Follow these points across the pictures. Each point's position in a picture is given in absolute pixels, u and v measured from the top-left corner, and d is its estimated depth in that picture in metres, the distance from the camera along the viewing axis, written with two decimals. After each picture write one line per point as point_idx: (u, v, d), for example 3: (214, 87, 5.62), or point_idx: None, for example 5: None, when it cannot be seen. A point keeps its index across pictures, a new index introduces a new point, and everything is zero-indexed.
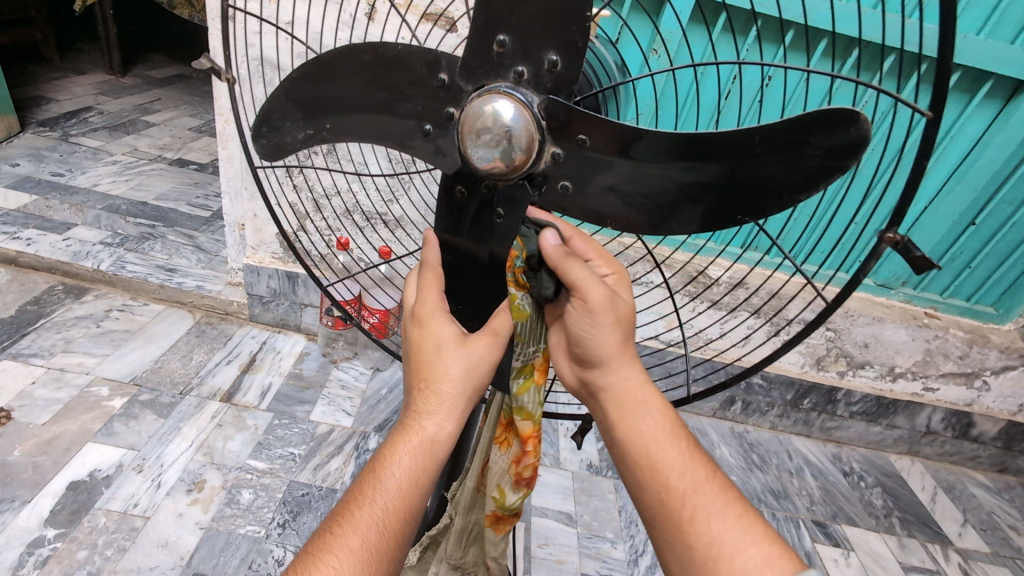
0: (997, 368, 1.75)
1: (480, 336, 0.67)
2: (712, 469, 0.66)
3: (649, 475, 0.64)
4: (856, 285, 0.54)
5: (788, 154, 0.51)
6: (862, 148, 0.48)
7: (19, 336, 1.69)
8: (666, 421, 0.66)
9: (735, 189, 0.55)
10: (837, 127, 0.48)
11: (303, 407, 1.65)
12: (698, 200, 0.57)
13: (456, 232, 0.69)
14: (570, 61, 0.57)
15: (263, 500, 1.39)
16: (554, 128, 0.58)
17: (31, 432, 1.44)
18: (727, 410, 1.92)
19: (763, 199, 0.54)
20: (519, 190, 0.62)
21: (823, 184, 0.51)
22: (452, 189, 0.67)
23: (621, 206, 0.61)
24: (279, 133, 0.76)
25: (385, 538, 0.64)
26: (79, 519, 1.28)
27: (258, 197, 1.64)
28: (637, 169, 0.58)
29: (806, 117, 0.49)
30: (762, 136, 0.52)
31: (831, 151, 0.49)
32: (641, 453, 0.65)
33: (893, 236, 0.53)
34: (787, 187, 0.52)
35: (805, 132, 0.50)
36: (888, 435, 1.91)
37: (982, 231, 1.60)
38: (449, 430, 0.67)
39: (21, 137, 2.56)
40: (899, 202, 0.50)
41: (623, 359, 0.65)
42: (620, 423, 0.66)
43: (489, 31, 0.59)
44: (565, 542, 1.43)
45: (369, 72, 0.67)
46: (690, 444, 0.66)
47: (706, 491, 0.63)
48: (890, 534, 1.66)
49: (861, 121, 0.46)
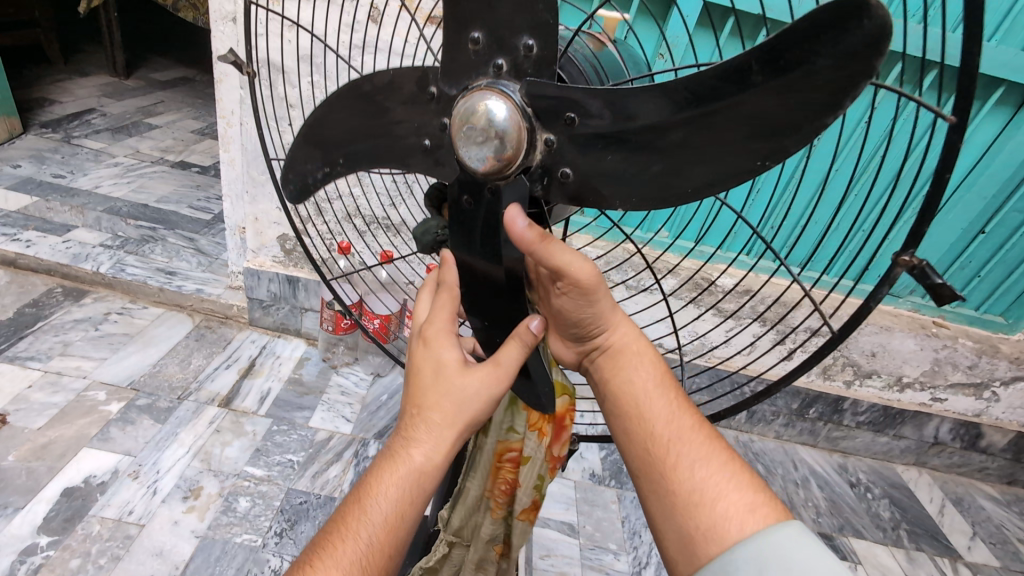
0: (1006, 379, 1.72)
1: (480, 367, 0.66)
2: (700, 421, 0.66)
3: (636, 424, 0.66)
4: (870, 306, 0.52)
5: (794, 78, 0.45)
6: (885, 41, 0.41)
7: (16, 339, 1.68)
8: (659, 374, 0.68)
9: (749, 128, 0.49)
10: (844, 28, 0.42)
11: (302, 413, 1.63)
12: (708, 154, 0.52)
13: (465, 248, 0.66)
14: (546, 41, 0.54)
15: (260, 508, 1.37)
16: (539, 113, 0.56)
17: (26, 438, 1.42)
18: (732, 419, 1.90)
19: (780, 133, 0.48)
20: (517, 185, 0.59)
21: (848, 99, 0.44)
22: (459, 202, 0.64)
23: (629, 178, 0.57)
24: (304, 175, 0.76)
25: (365, 573, 0.64)
26: (73, 527, 1.26)
27: (259, 201, 1.62)
28: (645, 131, 0.54)
29: (804, 25, 0.44)
30: (761, 62, 0.47)
31: (847, 57, 0.43)
32: (631, 404, 0.67)
33: (910, 259, 0.51)
34: (804, 113, 0.46)
35: (811, 43, 0.44)
36: (895, 446, 1.88)
37: (991, 240, 1.57)
38: (437, 461, 0.65)
39: (23, 138, 2.55)
40: (917, 221, 0.48)
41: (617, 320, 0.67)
42: (614, 380, 0.68)
43: (462, 31, 0.57)
44: (567, 553, 1.40)
45: (368, 100, 0.66)
46: (681, 396, 0.68)
47: (691, 438, 0.64)
48: (898, 547, 1.63)
49: (873, 5, 0.40)
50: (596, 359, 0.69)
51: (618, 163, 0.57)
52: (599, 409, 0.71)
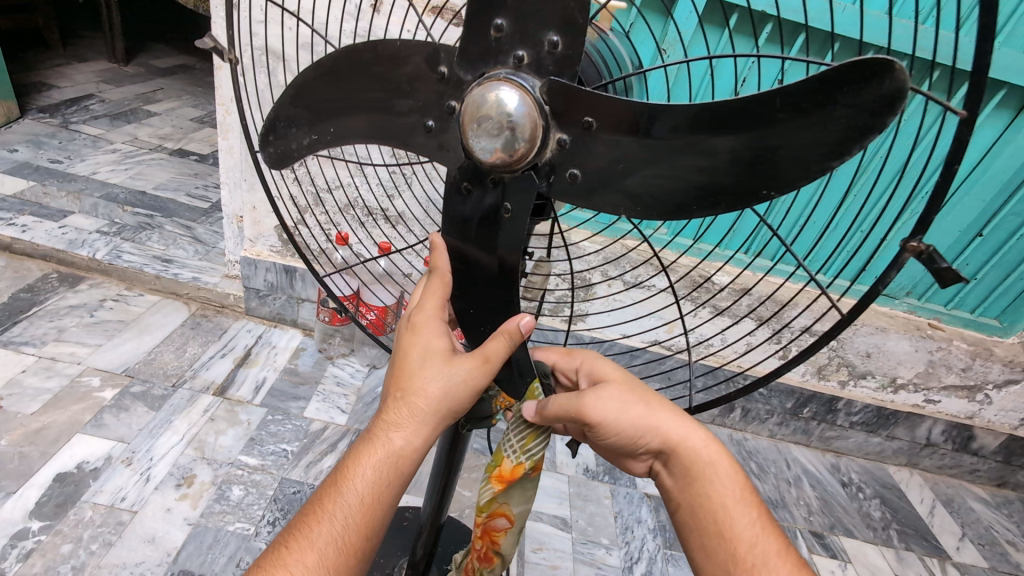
0: (1000, 381, 1.73)
1: (466, 358, 0.67)
2: (779, 534, 0.66)
3: (719, 546, 0.64)
4: (875, 293, 0.51)
5: (814, 119, 0.47)
6: (900, 102, 0.43)
7: (10, 324, 1.67)
8: (738, 486, 0.65)
9: (758, 159, 0.51)
10: (864, 82, 0.44)
11: (297, 403, 1.63)
12: (712, 179, 0.54)
13: (459, 238, 0.68)
14: (571, 41, 0.54)
15: (253, 497, 1.37)
16: (557, 111, 0.56)
17: (19, 422, 1.42)
18: (726, 417, 1.90)
19: (790, 171, 0.50)
20: (525, 180, 0.60)
21: (858, 147, 0.46)
22: (458, 187, 0.65)
23: (631, 198, 0.59)
24: (285, 140, 0.75)
25: (341, 553, 0.65)
26: (65, 512, 1.26)
27: (257, 189, 1.62)
28: (657, 147, 0.55)
29: (830, 73, 0.46)
30: (784, 100, 0.48)
31: (862, 109, 0.45)
32: (711, 519, 0.64)
33: (917, 246, 0.51)
34: (816, 155, 0.48)
35: (833, 90, 0.46)
36: (888, 446, 1.89)
37: (989, 242, 1.57)
38: (417, 445, 0.66)
39: (20, 123, 2.53)
40: (926, 206, 0.48)
41: (669, 433, 0.65)
42: (691, 492, 0.65)
43: (485, 15, 0.56)
44: (559, 547, 1.41)
45: (368, 71, 0.65)
46: (759, 514, 0.66)
47: (773, 562, 0.64)
48: (888, 547, 1.64)
49: (895, 70, 0.42)
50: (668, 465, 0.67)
51: (619, 177, 0.58)
52: (674, 516, 0.68)
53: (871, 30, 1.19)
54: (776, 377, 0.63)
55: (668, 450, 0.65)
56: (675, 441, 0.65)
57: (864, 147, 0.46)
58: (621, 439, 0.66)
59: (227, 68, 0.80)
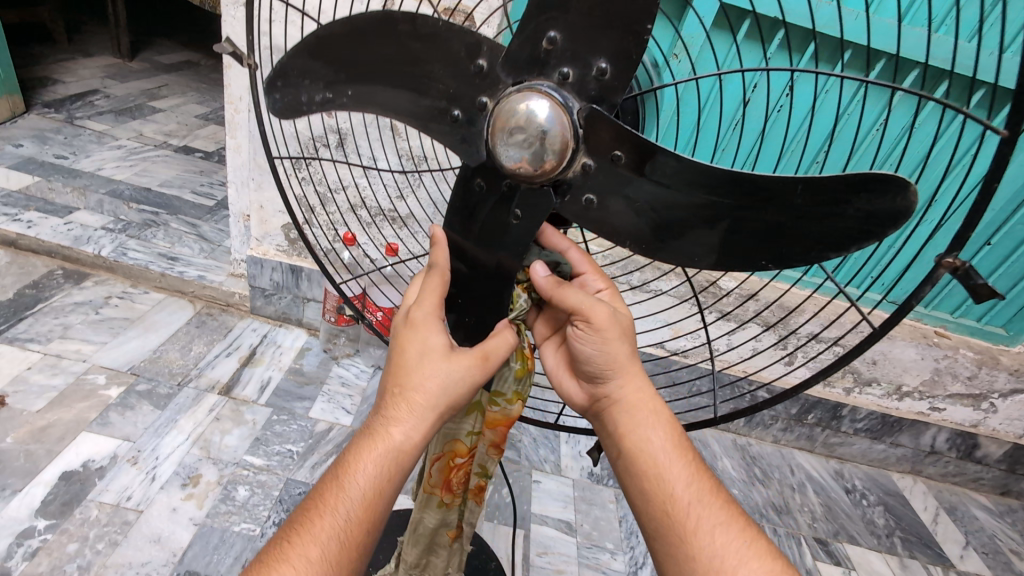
0: (1005, 391, 1.73)
1: (468, 355, 0.67)
2: (714, 483, 0.70)
3: (656, 487, 0.67)
4: (908, 309, 0.52)
5: (826, 212, 0.52)
6: (904, 220, 0.49)
7: (15, 320, 1.67)
8: (671, 434, 0.69)
9: (761, 232, 0.56)
10: (882, 194, 0.49)
11: (302, 403, 1.62)
12: (720, 221, 0.57)
13: (462, 229, 0.69)
14: (620, 71, 0.54)
15: (259, 497, 1.37)
16: (589, 136, 0.57)
17: (25, 420, 1.41)
18: (730, 422, 1.90)
19: (792, 248, 0.55)
20: (540, 194, 0.61)
21: (854, 248, 0.52)
22: (472, 183, 0.66)
23: (634, 234, 0.61)
24: (296, 90, 0.72)
25: (345, 547, 0.64)
26: (71, 511, 1.26)
27: (265, 188, 1.61)
28: (678, 194, 0.57)
29: (855, 177, 0.49)
30: (808, 187, 0.52)
31: (871, 216, 0.50)
32: (650, 464, 0.68)
33: (953, 261, 0.51)
34: (819, 245, 0.54)
35: (851, 193, 0.50)
36: (892, 453, 1.89)
37: (997, 252, 1.57)
38: (416, 441, 0.66)
39: (26, 118, 2.53)
40: (962, 226, 0.48)
41: (633, 374, 0.69)
42: (631, 439, 0.69)
43: (539, 25, 0.56)
44: (564, 551, 1.41)
45: (403, 43, 0.63)
46: (691, 458, 0.69)
47: (708, 501, 0.68)
48: (892, 554, 1.64)
49: (910, 193, 0.47)
50: (609, 413, 0.70)
51: (627, 219, 0.60)
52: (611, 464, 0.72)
53: (878, 37, 1.19)
54: (802, 392, 0.65)
55: (611, 394, 0.70)
56: (624, 387, 0.69)
57: (861, 248, 0.52)
58: (592, 362, 0.68)
59: (249, 71, 0.80)
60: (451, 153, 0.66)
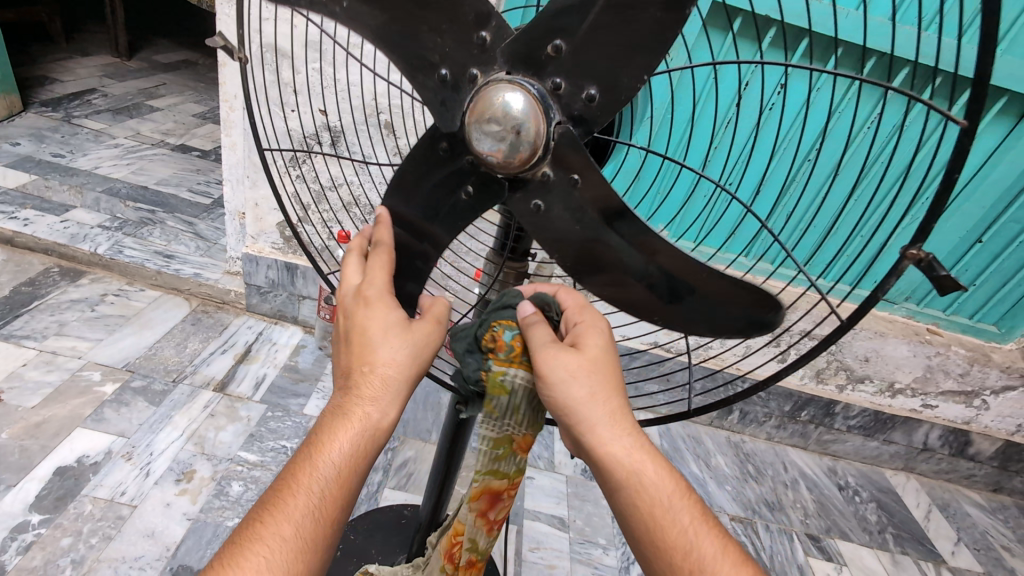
0: (997, 387, 1.74)
1: (424, 323, 0.70)
2: (723, 539, 0.64)
3: (654, 551, 0.63)
4: (875, 299, 0.52)
5: (716, 302, 0.63)
6: (763, 332, 0.63)
7: (11, 317, 1.67)
8: (665, 484, 0.63)
9: (659, 299, 0.65)
10: (763, 308, 0.62)
11: (297, 400, 1.63)
12: (632, 276, 0.64)
13: (421, 196, 0.70)
14: (607, 103, 0.57)
15: (253, 492, 1.38)
16: (558, 152, 0.59)
17: (19, 416, 1.42)
18: (724, 419, 1.91)
19: (672, 319, 0.67)
20: (494, 181, 0.64)
21: (720, 336, 0.66)
22: (435, 144, 0.66)
23: (565, 255, 0.65)
24: None
25: (320, 524, 0.63)
26: (65, 506, 1.27)
27: (260, 185, 1.62)
28: (611, 241, 0.62)
29: (754, 291, 0.61)
30: (716, 275, 0.61)
31: (748, 323, 0.63)
32: (647, 526, 0.63)
33: (918, 253, 0.52)
34: (701, 325, 0.66)
35: (740, 302, 0.62)
36: (884, 450, 1.90)
37: (988, 249, 1.58)
38: (392, 417, 0.67)
39: (23, 116, 2.53)
40: (925, 217, 0.49)
41: (601, 423, 0.63)
42: (617, 493, 0.64)
43: (549, 30, 0.56)
44: (556, 546, 1.42)
45: None
46: (693, 508, 0.64)
47: (716, 566, 0.61)
48: (883, 550, 1.65)
49: (781, 315, 0.61)
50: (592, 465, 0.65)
51: (564, 239, 0.64)
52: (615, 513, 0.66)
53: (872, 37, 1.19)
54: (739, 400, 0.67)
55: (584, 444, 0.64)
56: (593, 440, 0.63)
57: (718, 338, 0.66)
58: (555, 406, 0.64)
59: (239, 65, 0.80)
60: (425, 105, 0.65)
